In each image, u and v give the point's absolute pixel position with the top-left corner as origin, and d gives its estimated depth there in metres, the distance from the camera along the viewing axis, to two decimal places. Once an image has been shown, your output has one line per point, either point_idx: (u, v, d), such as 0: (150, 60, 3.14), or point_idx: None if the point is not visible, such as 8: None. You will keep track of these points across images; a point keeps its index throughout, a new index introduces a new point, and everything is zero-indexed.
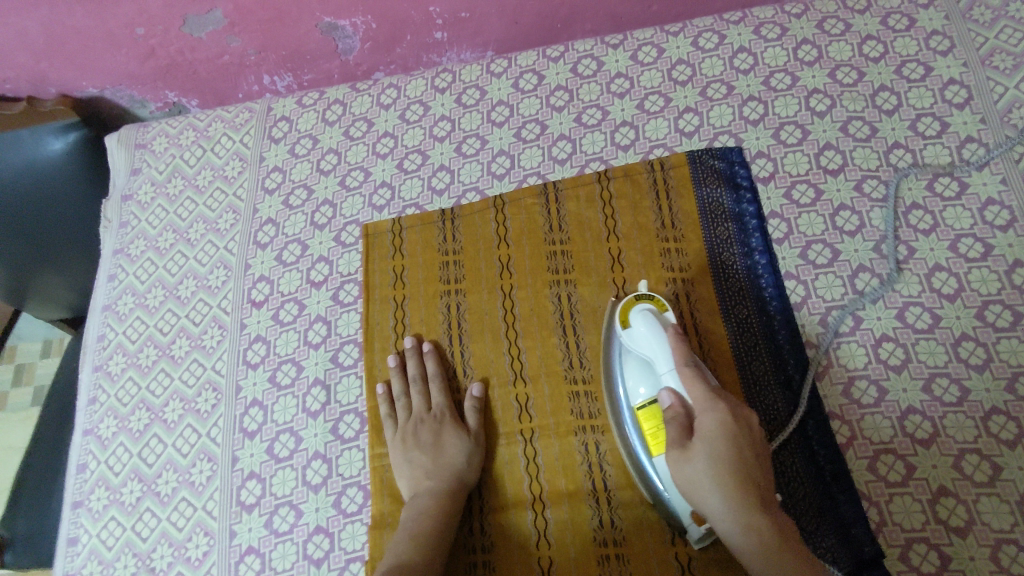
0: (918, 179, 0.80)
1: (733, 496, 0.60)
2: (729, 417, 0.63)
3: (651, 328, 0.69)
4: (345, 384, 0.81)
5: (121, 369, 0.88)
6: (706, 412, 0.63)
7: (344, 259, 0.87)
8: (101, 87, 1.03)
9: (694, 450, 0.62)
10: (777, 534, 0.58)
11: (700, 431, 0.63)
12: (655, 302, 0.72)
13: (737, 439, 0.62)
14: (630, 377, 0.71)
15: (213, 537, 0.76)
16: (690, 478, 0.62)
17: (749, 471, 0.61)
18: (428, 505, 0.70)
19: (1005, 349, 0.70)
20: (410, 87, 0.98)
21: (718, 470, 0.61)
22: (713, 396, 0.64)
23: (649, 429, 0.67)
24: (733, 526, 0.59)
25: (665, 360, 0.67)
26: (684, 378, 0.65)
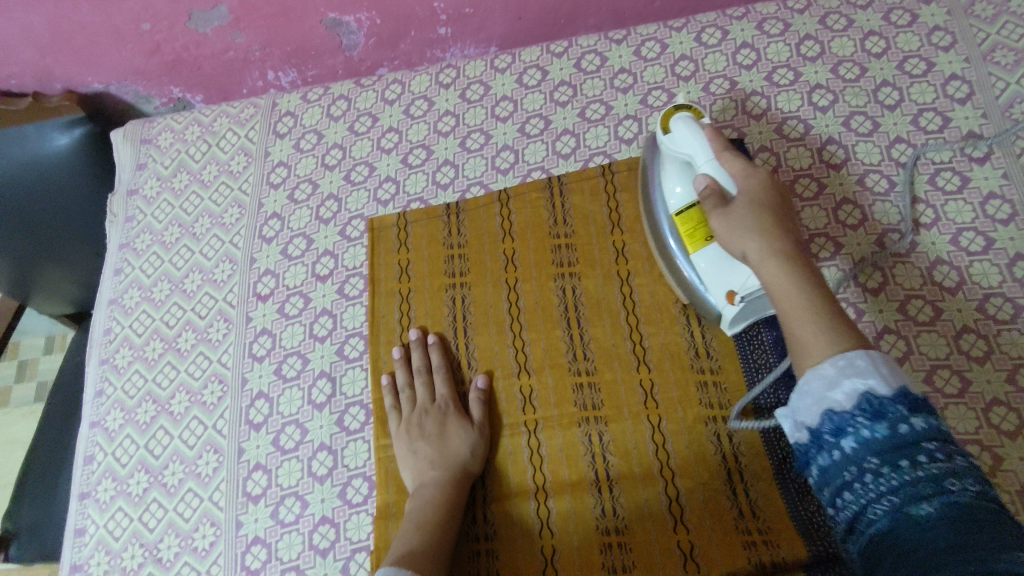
0: (920, 174, 0.80)
1: (769, 239, 0.62)
2: (767, 183, 0.66)
3: (689, 124, 0.71)
4: (351, 376, 0.81)
5: (128, 362, 0.89)
6: (747, 178, 0.66)
7: (349, 253, 0.88)
8: (106, 83, 1.04)
9: (732, 207, 0.65)
10: (805, 269, 0.61)
11: (740, 193, 0.66)
12: (693, 109, 0.74)
13: (773, 200, 0.65)
14: (666, 178, 0.74)
15: (220, 527, 0.77)
16: (727, 229, 0.65)
17: (784, 225, 0.64)
18: (433, 496, 0.70)
19: (1006, 342, 0.71)
20: (415, 82, 0.98)
21: (754, 220, 0.64)
22: (753, 168, 0.67)
23: (684, 227, 0.72)
24: (763, 258, 0.62)
25: (703, 148, 0.69)
26: (721, 158, 0.68)
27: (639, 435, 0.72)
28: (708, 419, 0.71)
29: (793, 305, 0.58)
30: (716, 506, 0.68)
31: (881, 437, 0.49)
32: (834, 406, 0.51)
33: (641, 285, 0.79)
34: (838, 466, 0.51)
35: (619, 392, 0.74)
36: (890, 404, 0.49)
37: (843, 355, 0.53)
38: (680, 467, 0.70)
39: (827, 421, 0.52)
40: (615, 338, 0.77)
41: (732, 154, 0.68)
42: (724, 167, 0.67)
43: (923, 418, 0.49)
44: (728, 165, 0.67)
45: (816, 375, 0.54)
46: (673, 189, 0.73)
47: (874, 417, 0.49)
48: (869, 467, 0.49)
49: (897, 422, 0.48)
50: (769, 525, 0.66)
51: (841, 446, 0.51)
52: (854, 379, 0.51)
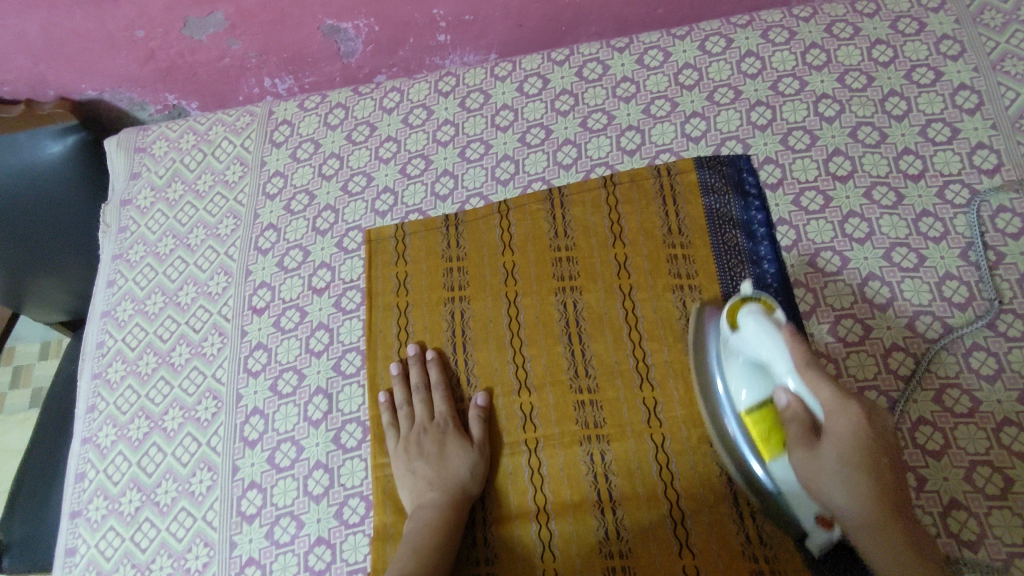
0: (928, 186, 0.79)
1: (864, 499, 0.58)
2: (861, 420, 0.58)
3: (761, 324, 0.63)
4: (347, 393, 0.80)
5: (120, 377, 0.87)
6: (837, 415, 0.59)
7: (346, 266, 0.86)
8: (100, 89, 1.02)
9: (820, 449, 0.59)
10: (909, 540, 0.56)
11: (828, 431, 0.59)
12: (764, 300, 0.66)
13: (867, 445, 0.58)
14: (734, 374, 0.67)
15: (213, 548, 0.75)
16: (817, 478, 0.59)
17: (882, 479, 0.58)
18: (431, 518, 0.69)
19: (1017, 360, 0.69)
20: (414, 90, 0.97)
21: (845, 472, 0.58)
22: (844, 400, 0.59)
23: (758, 432, 0.66)
24: (861, 527, 0.58)
25: (782, 359, 0.61)
26: (806, 378, 0.60)
27: (643, 454, 0.70)
28: (714, 439, 0.70)
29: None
30: (722, 528, 0.66)
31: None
32: None
33: (644, 300, 0.77)
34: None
35: (621, 410, 0.73)
36: None
37: None
38: (685, 487, 0.68)
39: None
40: (618, 354, 0.75)
41: (820, 374, 0.59)
42: (811, 390, 0.59)
43: None
44: (816, 392, 0.59)
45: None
46: (742, 391, 0.66)
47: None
48: None
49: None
50: (776, 550, 0.65)
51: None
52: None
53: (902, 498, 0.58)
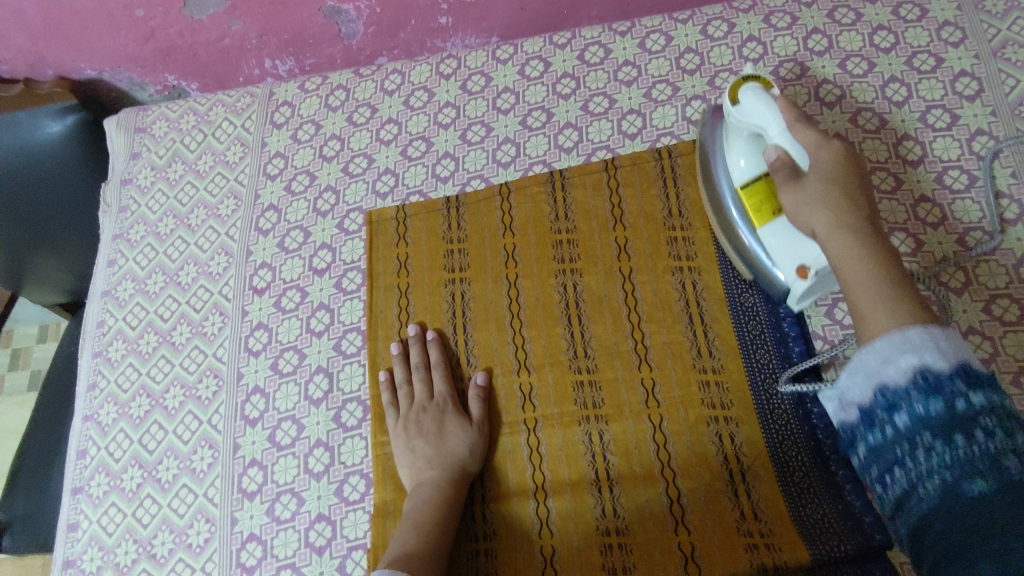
0: (927, 172, 0.79)
1: (839, 212, 0.61)
2: (840, 151, 0.64)
3: (761, 95, 0.69)
4: (348, 372, 0.80)
5: (121, 356, 0.88)
6: (820, 149, 0.64)
7: (347, 246, 0.87)
8: (100, 70, 1.02)
9: (803, 179, 0.64)
10: (878, 246, 0.58)
11: (810, 164, 0.64)
12: (763, 81, 0.72)
13: (846, 171, 0.63)
14: (734, 149, 0.74)
15: (215, 524, 0.76)
16: (797, 203, 0.64)
17: (856, 198, 0.62)
18: (431, 496, 0.69)
19: (1011, 344, 0.70)
20: (415, 72, 0.97)
21: (827, 192, 0.62)
22: (825, 138, 0.65)
23: (750, 199, 0.72)
24: (831, 233, 0.60)
25: (774, 119, 0.67)
26: (794, 128, 0.66)
27: (641, 433, 0.71)
28: (711, 419, 0.71)
29: (860, 276, 0.57)
30: (719, 507, 0.67)
31: (936, 414, 0.47)
32: (884, 381, 0.50)
33: (643, 283, 0.78)
34: (890, 446, 0.49)
35: (620, 390, 0.73)
36: (948, 380, 0.47)
37: (897, 327, 0.51)
38: (682, 466, 0.69)
39: (879, 397, 0.50)
40: (617, 336, 0.76)
41: (804, 124, 0.66)
42: (797, 139, 0.66)
43: (981, 392, 0.46)
44: (800, 137, 0.66)
45: (874, 351, 0.51)
46: (739, 161, 0.73)
47: (928, 392, 0.47)
48: (922, 442, 0.47)
49: (954, 398, 0.46)
50: (771, 527, 0.66)
51: (893, 423, 0.49)
52: (913, 352, 0.49)
53: (874, 223, 0.61)
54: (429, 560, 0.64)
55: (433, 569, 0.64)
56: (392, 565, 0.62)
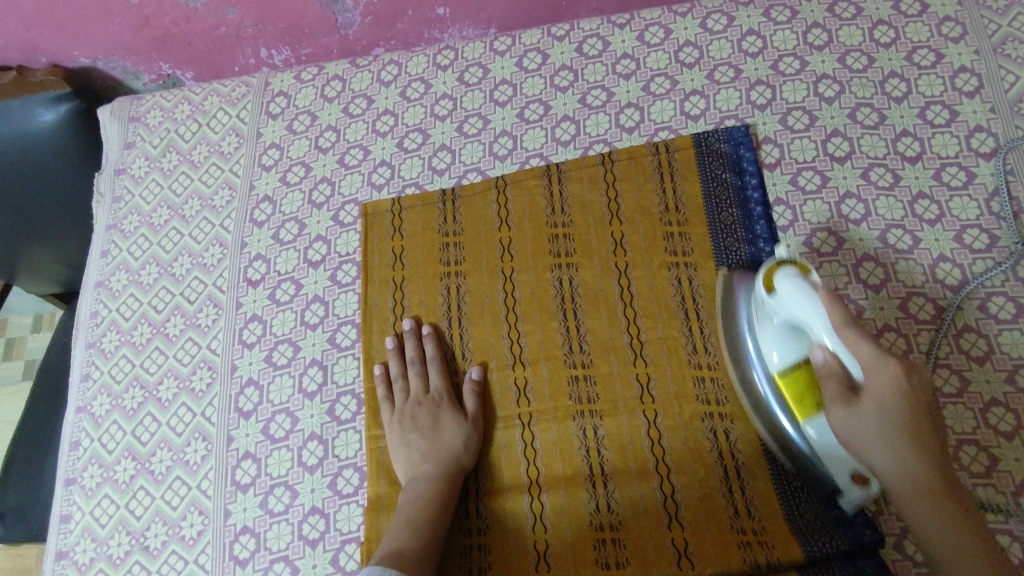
0: (925, 168, 0.79)
1: (902, 453, 0.56)
2: (901, 378, 0.57)
3: (802, 289, 0.61)
4: (342, 365, 0.80)
5: (115, 347, 0.87)
6: (876, 374, 0.57)
7: (342, 239, 0.86)
8: (94, 58, 1.01)
9: (857, 405, 0.58)
10: (952, 497, 0.55)
11: (867, 391, 0.57)
12: (798, 263, 0.65)
13: (911, 402, 0.57)
14: (769, 336, 0.66)
15: (208, 516, 0.76)
16: (854, 435, 0.58)
17: (922, 434, 0.57)
18: (425, 490, 0.69)
19: (1007, 342, 0.70)
20: (411, 63, 0.96)
21: (885, 428, 0.57)
22: (883, 357, 0.57)
23: (791, 392, 0.65)
24: (899, 480, 0.56)
25: (820, 322, 0.59)
26: (843, 340, 0.58)
27: (635, 429, 0.71)
28: (705, 416, 0.70)
29: (939, 534, 0.55)
30: (713, 502, 0.67)
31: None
32: None
33: (639, 278, 0.78)
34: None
35: (615, 385, 0.73)
36: None
37: None
38: (676, 462, 0.69)
39: None
40: (612, 331, 0.76)
41: (857, 334, 0.58)
42: (849, 350, 0.58)
43: None
44: (852, 353, 0.58)
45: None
46: (775, 353, 0.66)
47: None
48: None
49: None
50: (765, 523, 0.66)
51: None
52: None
53: (942, 458, 0.56)
54: (425, 559, 0.64)
55: (427, 565, 0.64)
56: (385, 561, 0.62)
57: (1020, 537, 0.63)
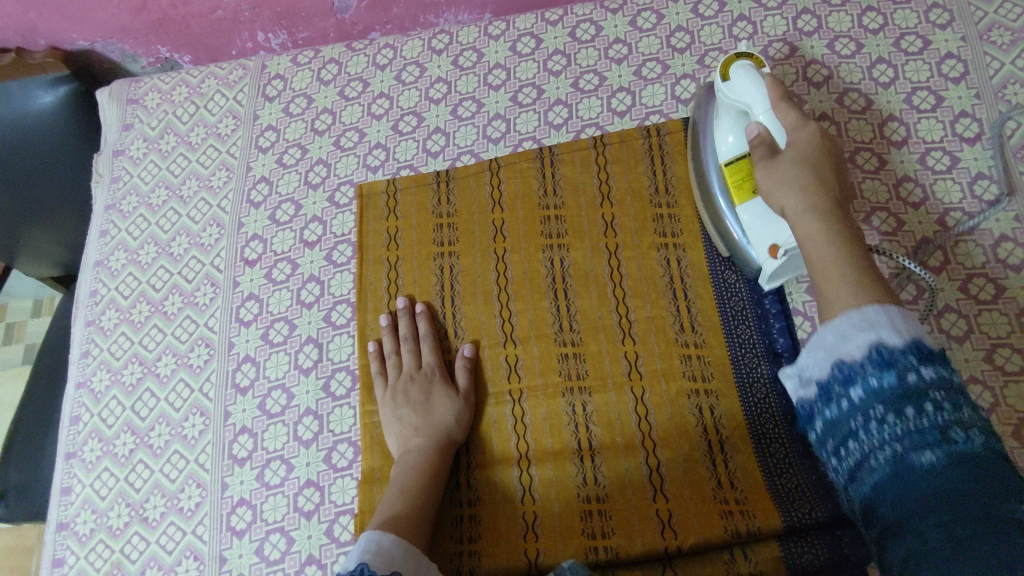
0: (911, 153, 0.80)
1: (806, 190, 0.62)
2: (817, 133, 0.66)
3: (749, 71, 0.71)
4: (338, 342, 0.82)
5: (114, 325, 0.89)
6: (798, 129, 0.66)
7: (338, 220, 0.88)
8: (92, 40, 1.02)
9: (779, 158, 0.65)
10: (843, 228, 0.59)
11: (789, 143, 0.66)
12: (756, 66, 0.74)
13: (822, 153, 0.65)
14: (721, 131, 0.75)
15: (206, 489, 0.78)
16: (771, 180, 0.65)
17: (827, 179, 0.63)
18: (418, 462, 0.71)
19: (986, 322, 0.72)
20: (407, 47, 0.97)
21: (796, 170, 0.63)
22: (803, 119, 0.67)
23: (735, 176, 0.73)
24: (800, 211, 0.61)
25: (760, 99, 0.70)
26: (777, 108, 0.69)
27: (623, 405, 0.73)
28: (691, 393, 0.72)
29: (825, 252, 0.57)
30: (697, 475, 0.69)
31: (890, 387, 0.46)
32: (840, 355, 0.49)
33: (629, 259, 0.79)
34: (846, 418, 0.48)
35: (604, 362, 0.75)
36: (900, 353, 0.46)
37: (859, 304, 0.51)
38: (662, 438, 0.71)
39: (835, 370, 0.49)
40: (602, 310, 0.77)
41: (788, 104, 0.69)
42: (780, 118, 0.68)
43: (932, 367, 0.46)
44: (780, 116, 0.68)
45: (830, 327, 0.51)
46: (727, 140, 0.74)
47: (881, 364, 0.47)
48: (875, 415, 0.46)
49: (907, 371, 0.46)
50: (747, 495, 0.68)
51: (849, 395, 0.48)
52: (869, 327, 0.49)
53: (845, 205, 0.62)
54: (418, 526, 0.66)
55: (420, 532, 0.66)
56: (380, 526, 0.64)
57: None
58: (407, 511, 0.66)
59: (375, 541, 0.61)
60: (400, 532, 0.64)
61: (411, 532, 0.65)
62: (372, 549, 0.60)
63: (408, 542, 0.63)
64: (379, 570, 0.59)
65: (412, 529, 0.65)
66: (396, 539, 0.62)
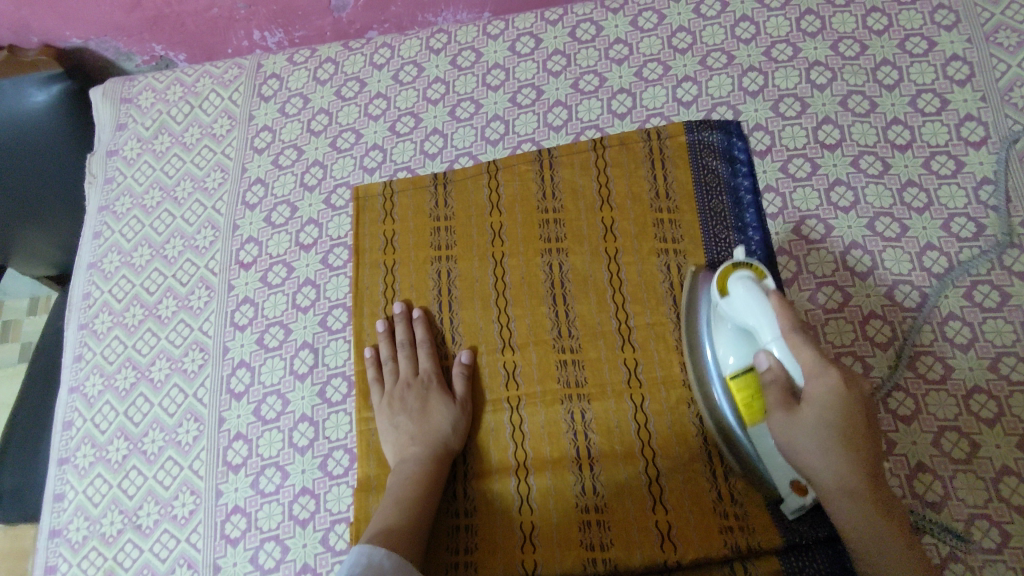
0: (915, 157, 0.79)
1: (841, 463, 0.59)
2: (842, 385, 0.59)
3: (751, 292, 0.63)
4: (333, 347, 0.81)
5: (107, 328, 0.88)
6: (816, 377, 0.59)
7: (334, 223, 0.86)
8: (85, 38, 1.01)
9: (800, 413, 0.60)
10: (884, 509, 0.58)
11: (808, 395, 0.60)
12: (754, 267, 0.67)
13: (848, 410, 0.59)
14: (721, 339, 0.67)
15: (200, 496, 0.77)
16: (796, 443, 0.60)
17: (857, 442, 0.59)
18: (414, 471, 0.70)
19: (990, 330, 0.70)
20: (404, 46, 0.96)
21: (825, 440, 0.59)
22: (825, 365, 0.59)
23: (739, 397, 0.65)
24: (838, 497, 0.59)
25: (769, 325, 0.62)
26: (793, 345, 0.60)
27: (622, 414, 0.72)
28: (691, 402, 0.71)
29: (877, 550, 0.58)
30: (696, 486, 0.68)
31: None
32: None
33: (629, 264, 0.78)
34: None
35: (603, 370, 0.74)
36: None
37: None
38: (662, 447, 0.70)
39: None
40: (601, 316, 0.76)
41: (803, 339, 0.60)
42: (795, 356, 0.60)
43: None
44: (797, 356, 0.60)
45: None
46: (728, 354, 0.66)
47: None
48: None
49: None
50: (746, 506, 0.67)
51: None
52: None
53: (878, 474, 0.59)
54: (413, 541, 0.65)
55: (414, 545, 0.65)
56: (373, 540, 0.63)
57: (998, 522, 0.64)
58: (400, 525, 0.65)
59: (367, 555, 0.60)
60: (394, 547, 0.63)
61: (404, 547, 0.64)
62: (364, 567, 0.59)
63: (402, 556, 0.62)
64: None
65: (406, 543, 0.64)
66: (389, 552, 0.61)
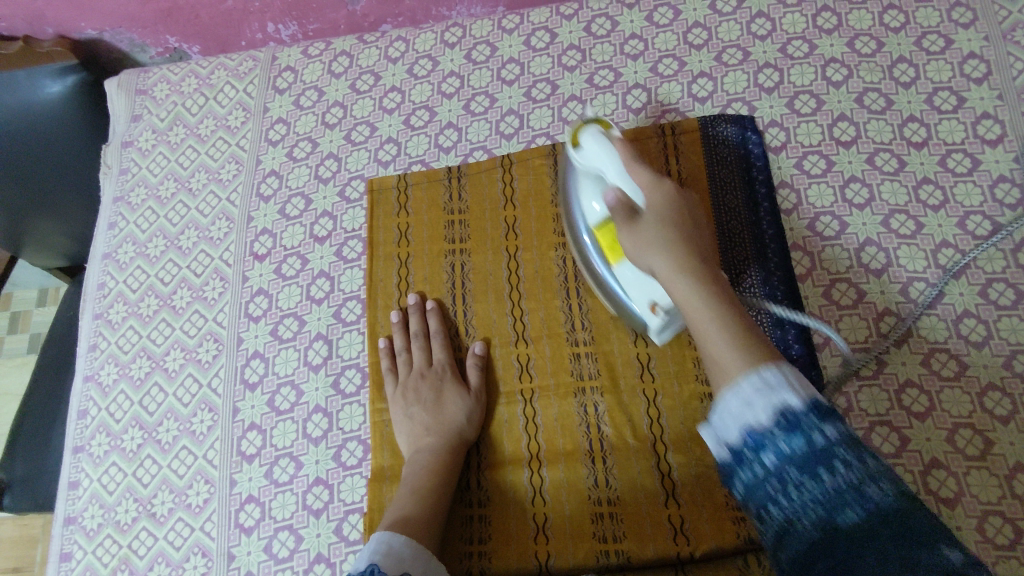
0: (931, 155, 0.79)
1: (672, 253, 0.58)
2: (672, 193, 0.61)
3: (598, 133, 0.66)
4: (347, 339, 0.81)
5: (122, 318, 0.88)
6: (653, 189, 0.61)
7: (348, 215, 0.87)
8: (100, 29, 1.01)
9: (638, 223, 0.60)
10: (712, 284, 0.56)
11: (645, 204, 0.61)
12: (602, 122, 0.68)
13: (680, 213, 0.60)
14: (585, 191, 0.68)
15: (214, 485, 0.77)
16: (635, 245, 0.60)
17: (687, 235, 0.59)
18: (428, 461, 0.71)
19: (1005, 327, 0.70)
20: (419, 40, 0.96)
21: (661, 233, 0.59)
22: (658, 178, 0.61)
23: (605, 241, 0.68)
24: (671, 276, 0.57)
25: (612, 161, 0.63)
26: (629, 168, 0.63)
27: (635, 409, 0.72)
28: (704, 397, 0.71)
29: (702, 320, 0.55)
30: (707, 481, 0.68)
31: (798, 451, 0.46)
32: (749, 422, 0.48)
33: None
34: (760, 482, 0.47)
35: (616, 363, 0.74)
36: (803, 416, 0.46)
37: (751, 368, 0.49)
38: (673, 442, 0.70)
39: (745, 438, 0.48)
40: None
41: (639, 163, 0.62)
42: (631, 176, 0.62)
43: (835, 426, 0.46)
44: (634, 175, 0.62)
45: (731, 394, 0.49)
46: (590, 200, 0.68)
47: (788, 431, 0.46)
48: (791, 480, 0.46)
49: (812, 433, 0.45)
50: None
51: (765, 467, 0.47)
52: (767, 391, 0.47)
53: (712, 264, 0.59)
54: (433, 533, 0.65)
55: (430, 534, 0.65)
56: (392, 528, 0.63)
57: (1012, 518, 0.64)
58: (419, 509, 0.66)
59: (386, 544, 0.60)
60: (411, 534, 0.63)
61: (420, 532, 0.64)
62: (383, 553, 0.60)
63: (421, 543, 0.62)
64: (391, 571, 0.58)
65: (423, 529, 0.64)
66: (408, 541, 0.61)
